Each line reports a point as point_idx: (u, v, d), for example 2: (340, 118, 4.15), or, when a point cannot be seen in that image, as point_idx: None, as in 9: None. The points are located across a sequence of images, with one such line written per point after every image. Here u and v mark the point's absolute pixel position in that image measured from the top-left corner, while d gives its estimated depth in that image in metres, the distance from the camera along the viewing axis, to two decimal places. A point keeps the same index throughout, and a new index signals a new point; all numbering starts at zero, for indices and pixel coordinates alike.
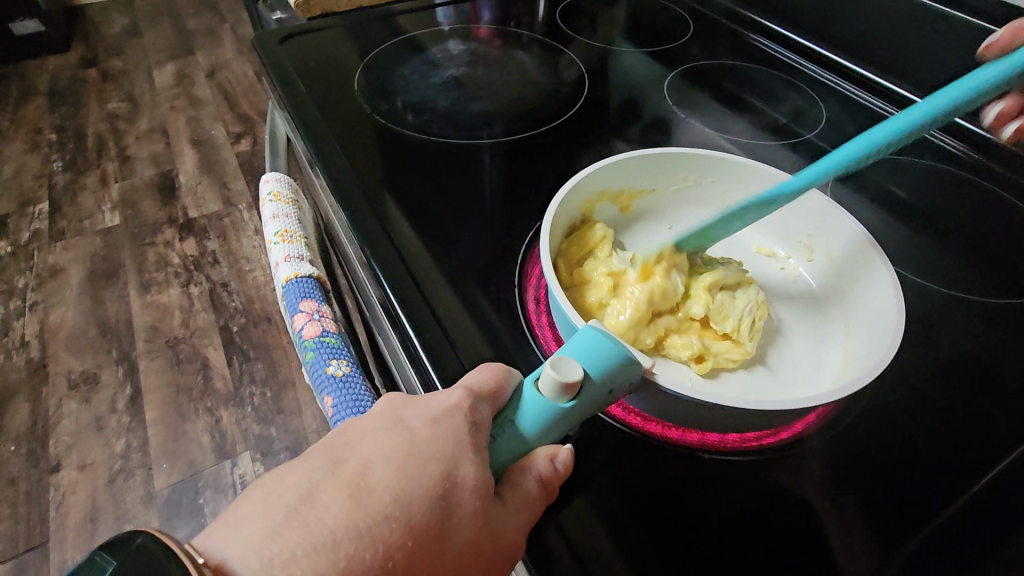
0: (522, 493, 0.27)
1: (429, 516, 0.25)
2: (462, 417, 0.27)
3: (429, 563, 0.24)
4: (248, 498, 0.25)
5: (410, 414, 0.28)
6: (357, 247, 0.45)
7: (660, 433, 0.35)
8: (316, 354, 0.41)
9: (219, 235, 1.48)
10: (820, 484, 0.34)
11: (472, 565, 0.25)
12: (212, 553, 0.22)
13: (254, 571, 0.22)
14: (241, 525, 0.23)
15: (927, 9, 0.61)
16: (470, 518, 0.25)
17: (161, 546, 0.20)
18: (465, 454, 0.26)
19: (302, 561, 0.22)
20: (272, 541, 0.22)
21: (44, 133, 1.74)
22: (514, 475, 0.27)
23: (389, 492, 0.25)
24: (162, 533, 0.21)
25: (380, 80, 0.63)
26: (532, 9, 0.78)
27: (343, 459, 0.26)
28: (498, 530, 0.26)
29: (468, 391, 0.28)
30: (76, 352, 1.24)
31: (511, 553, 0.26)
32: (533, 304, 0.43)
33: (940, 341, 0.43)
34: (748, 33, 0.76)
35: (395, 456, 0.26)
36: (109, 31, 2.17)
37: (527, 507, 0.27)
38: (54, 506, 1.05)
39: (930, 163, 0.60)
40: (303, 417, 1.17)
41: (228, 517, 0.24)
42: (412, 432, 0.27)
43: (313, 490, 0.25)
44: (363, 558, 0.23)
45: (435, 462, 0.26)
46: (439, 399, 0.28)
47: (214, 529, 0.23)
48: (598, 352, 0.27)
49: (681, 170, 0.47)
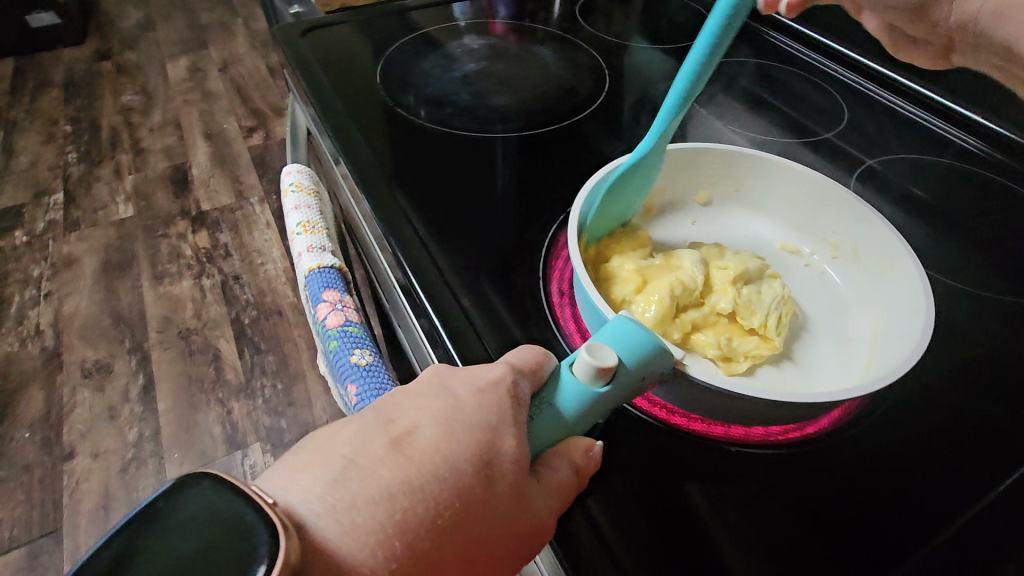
0: (557, 475, 0.27)
1: (477, 480, 0.25)
2: (506, 389, 0.27)
3: (474, 524, 0.25)
4: (303, 451, 0.25)
5: (456, 382, 0.28)
6: (383, 239, 0.46)
7: (688, 426, 0.35)
8: (339, 344, 0.42)
9: (231, 228, 1.49)
10: (848, 479, 0.34)
11: (508, 537, 0.26)
12: (276, 496, 0.23)
13: (318, 514, 0.22)
14: (301, 471, 0.24)
15: None
16: (511, 489, 0.26)
17: (233, 490, 0.20)
18: (507, 425, 0.27)
19: (362, 509, 0.23)
20: (333, 488, 0.23)
21: (59, 125, 1.76)
22: (551, 456, 0.28)
23: (439, 453, 0.25)
24: (220, 472, 0.20)
25: (400, 74, 0.64)
26: (549, 4, 0.78)
27: (393, 419, 0.26)
28: (533, 507, 0.26)
29: (511, 366, 0.28)
30: (89, 342, 1.25)
31: (543, 528, 0.27)
32: (558, 296, 0.44)
33: (963, 339, 0.43)
34: (765, 30, 0.76)
35: (441, 420, 0.26)
36: (123, 24, 2.19)
37: (561, 489, 0.27)
38: (67, 493, 1.06)
39: (952, 163, 0.59)
40: (314, 410, 1.17)
41: (287, 465, 0.24)
42: (459, 399, 0.27)
43: (367, 444, 0.25)
44: (417, 511, 0.23)
45: (482, 430, 0.26)
46: (483, 371, 0.28)
47: (275, 476, 0.24)
48: (632, 338, 0.28)
49: (704, 167, 0.47)
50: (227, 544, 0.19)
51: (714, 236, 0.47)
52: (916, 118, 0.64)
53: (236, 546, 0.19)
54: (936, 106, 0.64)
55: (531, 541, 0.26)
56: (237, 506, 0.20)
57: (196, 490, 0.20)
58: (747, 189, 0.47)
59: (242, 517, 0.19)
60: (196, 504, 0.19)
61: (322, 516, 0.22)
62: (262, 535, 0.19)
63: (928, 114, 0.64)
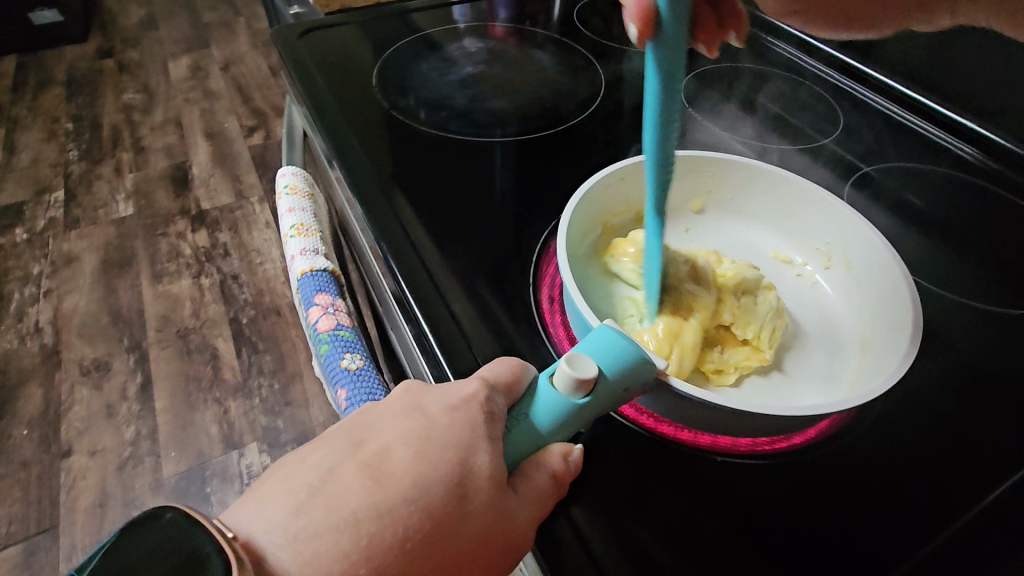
0: (534, 487, 0.27)
1: (448, 501, 0.25)
2: (478, 407, 0.27)
3: (447, 545, 0.25)
4: (270, 478, 0.25)
5: (428, 400, 0.28)
6: (375, 244, 0.46)
7: (673, 436, 0.35)
8: (331, 347, 0.42)
9: (231, 227, 1.49)
10: (833, 489, 0.34)
11: (487, 552, 0.25)
12: (239, 528, 0.23)
13: (279, 546, 0.22)
14: (266, 500, 0.24)
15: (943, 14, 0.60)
16: (487, 505, 0.25)
17: (187, 518, 0.21)
18: (480, 443, 0.26)
19: (325, 538, 0.23)
20: (295, 517, 0.23)
21: (61, 123, 1.76)
22: (528, 467, 0.27)
23: (408, 475, 0.25)
24: (183, 505, 0.21)
25: (397, 77, 0.64)
26: (548, 8, 0.78)
27: (364, 442, 0.26)
28: (508, 520, 0.26)
29: (484, 381, 0.28)
30: (88, 340, 1.26)
31: (522, 542, 0.26)
32: (547, 303, 0.44)
33: (954, 350, 0.43)
34: (763, 35, 0.76)
35: (412, 441, 0.26)
36: (126, 23, 2.19)
37: (538, 502, 0.27)
38: (64, 490, 1.06)
39: (947, 170, 0.59)
40: (310, 410, 1.17)
41: (254, 493, 0.25)
42: (430, 418, 0.27)
43: (334, 469, 0.25)
44: (383, 536, 0.23)
45: (452, 449, 0.26)
46: (456, 388, 0.28)
47: (241, 506, 0.24)
48: (612, 350, 0.28)
49: (696, 176, 0.47)
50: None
51: (707, 245, 0.47)
52: (913, 126, 0.64)
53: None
54: (934, 113, 0.64)
55: (508, 556, 0.26)
56: (196, 538, 0.20)
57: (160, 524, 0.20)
58: (741, 199, 0.47)
59: (200, 550, 0.20)
60: (157, 538, 0.20)
61: (283, 547, 0.22)
62: (214, 565, 0.20)
63: (925, 121, 0.64)
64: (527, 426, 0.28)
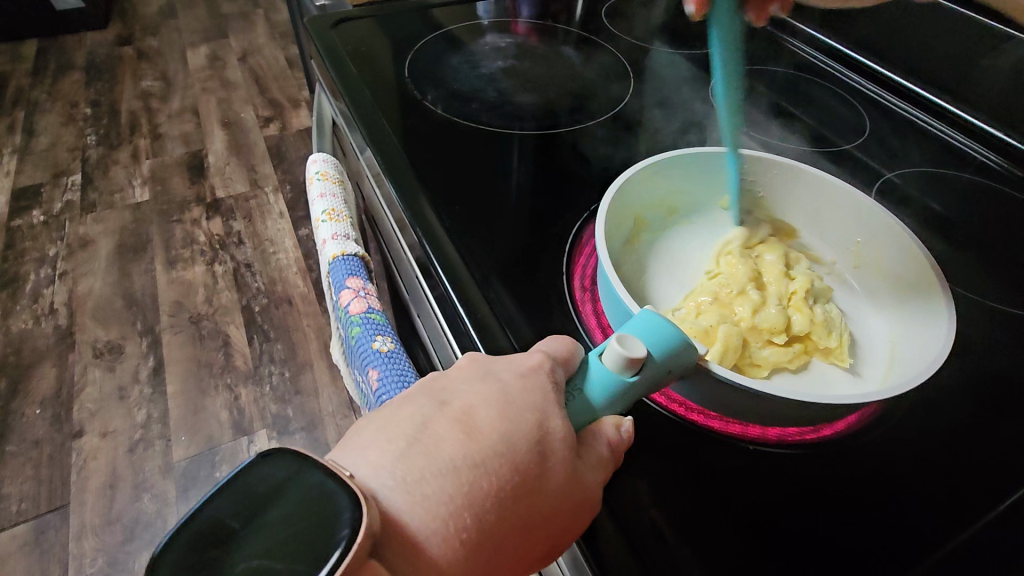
0: (596, 454, 0.28)
1: (531, 457, 0.25)
2: (546, 376, 0.28)
3: (531, 500, 0.25)
4: (365, 428, 0.26)
5: (500, 367, 0.29)
6: (410, 230, 0.47)
7: (706, 424, 0.36)
8: (362, 331, 0.42)
9: (245, 216, 1.50)
10: (861, 479, 0.34)
11: (563, 510, 0.26)
12: (350, 468, 0.24)
13: (390, 487, 0.23)
14: (365, 447, 0.25)
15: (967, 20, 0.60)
16: (563, 466, 0.26)
17: (303, 458, 0.21)
18: (553, 408, 0.27)
19: (429, 483, 0.23)
20: (400, 463, 0.24)
21: (79, 107, 1.78)
22: (587, 434, 0.28)
23: (495, 431, 0.25)
24: (297, 447, 0.21)
25: (427, 68, 0.65)
26: (573, 7, 0.78)
27: (447, 400, 0.27)
28: (583, 482, 0.27)
29: (547, 355, 0.29)
30: (102, 322, 1.27)
31: (593, 503, 0.27)
32: (581, 291, 0.44)
33: (980, 352, 0.43)
34: (788, 39, 0.77)
35: (496, 402, 0.26)
36: (146, 11, 2.21)
37: (602, 467, 0.28)
38: (75, 470, 1.07)
39: (973, 177, 0.60)
40: (320, 399, 1.18)
41: (351, 443, 0.25)
42: (506, 382, 0.27)
43: (428, 422, 0.26)
44: (482, 484, 0.24)
45: (530, 411, 0.26)
46: (521, 358, 0.29)
47: (346, 449, 0.25)
48: (658, 330, 0.28)
49: (731, 174, 0.47)
50: (316, 513, 0.19)
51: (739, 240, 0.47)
52: (936, 132, 0.64)
53: (321, 511, 0.19)
54: (958, 122, 0.64)
55: (580, 516, 0.27)
56: (317, 475, 0.20)
57: (269, 464, 0.21)
58: (773, 196, 0.48)
59: (323, 484, 0.20)
60: (275, 473, 0.20)
61: (394, 489, 0.23)
62: (342, 499, 0.20)
63: (950, 129, 0.64)
64: (581, 401, 0.29)
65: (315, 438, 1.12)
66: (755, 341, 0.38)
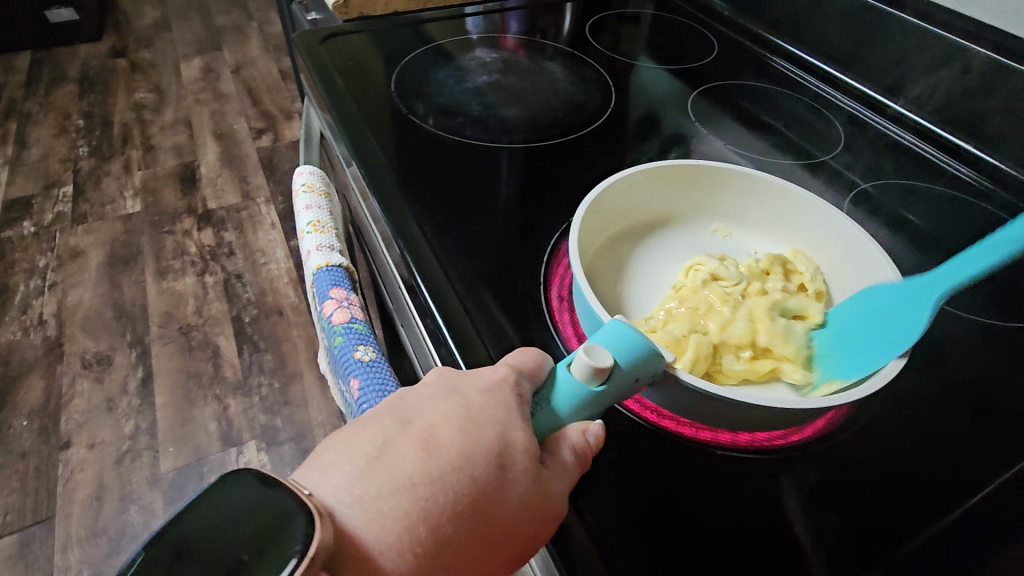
0: (557, 460, 0.29)
1: (490, 471, 0.26)
2: (509, 389, 0.29)
3: (487, 513, 0.26)
4: (328, 447, 0.27)
5: (464, 384, 0.30)
6: (392, 241, 0.48)
7: (675, 430, 0.37)
8: (344, 340, 0.43)
9: (237, 227, 1.50)
10: (826, 482, 0.35)
11: (529, 519, 0.27)
12: (312, 488, 0.24)
13: (347, 504, 0.24)
14: (326, 467, 0.25)
15: (930, 34, 0.62)
16: (524, 476, 0.27)
17: (267, 480, 0.22)
18: (514, 420, 0.28)
19: (387, 499, 0.24)
20: (358, 480, 0.25)
21: (71, 119, 1.78)
22: (549, 442, 0.29)
23: (455, 446, 0.26)
24: (261, 469, 0.22)
25: (414, 83, 0.66)
26: (559, 22, 0.80)
27: (411, 418, 0.28)
28: (545, 493, 0.28)
29: (512, 367, 0.30)
30: (91, 333, 1.27)
31: (557, 512, 0.28)
32: (557, 301, 0.45)
33: (949, 360, 0.44)
34: (767, 54, 0.78)
35: (457, 418, 0.28)
36: (140, 24, 2.23)
37: (565, 475, 0.29)
38: (61, 482, 1.06)
39: (944, 189, 0.61)
40: (309, 410, 1.18)
41: (312, 462, 0.26)
42: (469, 399, 0.28)
43: (389, 442, 0.26)
44: (438, 500, 0.25)
45: (492, 425, 0.28)
46: (485, 373, 0.30)
47: (307, 470, 0.25)
48: (627, 341, 0.29)
49: (703, 186, 0.49)
50: (267, 536, 0.20)
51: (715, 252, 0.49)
52: (908, 145, 0.66)
53: (274, 532, 0.20)
54: (928, 134, 0.66)
55: (544, 527, 0.28)
56: (277, 497, 0.21)
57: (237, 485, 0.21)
58: (745, 208, 0.49)
59: (281, 505, 0.21)
60: (236, 494, 0.21)
61: (352, 506, 0.24)
62: (299, 522, 0.21)
63: (920, 142, 0.66)
64: (547, 411, 0.30)
65: (304, 449, 1.12)
66: (726, 350, 0.39)
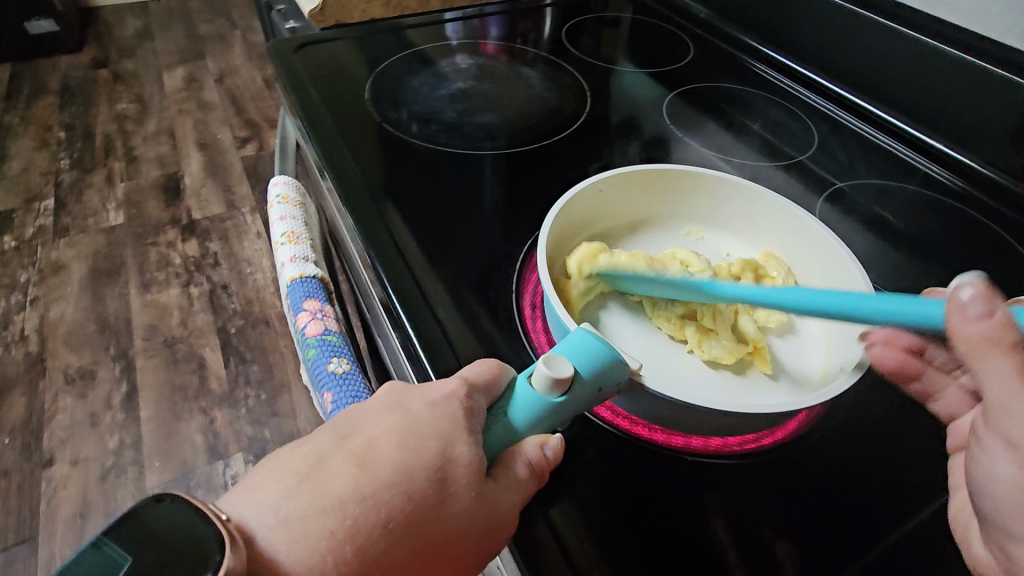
0: (510, 475, 0.28)
1: (427, 486, 0.27)
2: (459, 402, 0.29)
3: (420, 528, 0.26)
4: (263, 468, 0.27)
5: (411, 398, 0.30)
6: (365, 252, 0.47)
7: (645, 436, 0.36)
8: (318, 352, 0.42)
9: (222, 237, 1.49)
10: (799, 486, 0.35)
11: (472, 535, 0.27)
12: (233, 510, 0.25)
13: (270, 526, 0.24)
14: (257, 488, 0.26)
15: (905, 37, 0.63)
16: (466, 491, 0.27)
17: (187, 504, 0.22)
18: (459, 434, 0.28)
19: (313, 519, 0.25)
20: (285, 500, 0.25)
21: (52, 131, 1.76)
22: (503, 458, 0.29)
23: (390, 463, 0.27)
24: (181, 492, 0.23)
25: (390, 91, 0.65)
26: (538, 27, 0.80)
27: (350, 434, 0.28)
28: (494, 507, 0.27)
29: (465, 381, 0.30)
30: (74, 348, 1.25)
31: (507, 527, 0.28)
32: (530, 309, 0.45)
33: None
34: (744, 55, 0.79)
35: (396, 433, 0.28)
36: (123, 34, 2.21)
37: (517, 489, 0.28)
38: (44, 500, 1.04)
39: (918, 188, 0.62)
40: (298, 420, 1.17)
41: (246, 482, 0.26)
42: (413, 413, 0.29)
43: (322, 459, 0.27)
44: (367, 518, 0.25)
45: (433, 439, 0.28)
46: (438, 386, 0.30)
47: (237, 491, 0.26)
48: (587, 350, 0.29)
49: (675, 190, 0.49)
50: (177, 564, 0.20)
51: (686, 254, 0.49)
52: (882, 144, 0.66)
53: (186, 560, 0.21)
54: (902, 133, 0.66)
55: (491, 539, 0.27)
56: (193, 524, 0.22)
57: (173, 506, 0.22)
58: (717, 210, 0.49)
59: (196, 530, 0.21)
60: (152, 521, 0.21)
61: (274, 528, 0.24)
62: (214, 548, 0.21)
63: (895, 140, 0.66)
64: (504, 423, 0.30)
65: None
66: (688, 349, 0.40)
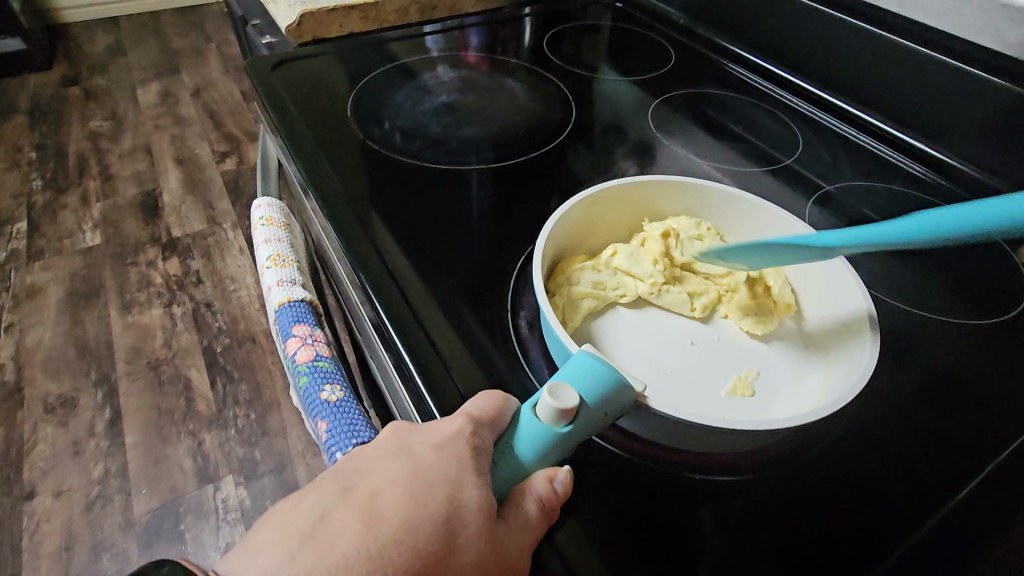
0: (521, 513, 0.28)
1: (437, 536, 0.26)
2: (465, 443, 0.29)
3: None
4: (264, 526, 0.26)
5: (417, 440, 0.29)
6: (353, 273, 0.46)
7: (650, 455, 0.36)
8: (309, 379, 0.41)
9: (203, 254, 1.46)
10: (804, 497, 0.35)
11: None
12: None
13: None
14: (259, 550, 0.25)
15: (881, 40, 0.64)
16: (476, 536, 0.27)
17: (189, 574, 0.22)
18: (467, 478, 0.28)
19: None
20: (288, 563, 0.24)
21: (23, 152, 1.72)
22: (514, 495, 0.29)
23: (397, 516, 0.26)
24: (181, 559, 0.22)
25: (371, 107, 0.65)
26: (519, 36, 0.80)
27: (354, 485, 0.27)
28: (505, 549, 0.27)
29: (470, 418, 0.30)
30: (53, 375, 1.21)
31: (519, 568, 0.27)
32: (525, 328, 0.44)
33: (921, 362, 0.44)
34: (724, 61, 0.79)
35: (402, 481, 0.27)
36: (93, 50, 2.16)
37: (529, 528, 0.28)
38: (26, 535, 1.01)
39: (902, 188, 0.62)
40: (288, 439, 1.15)
41: (245, 546, 0.25)
42: (420, 458, 0.28)
43: (327, 514, 0.26)
44: None
45: (441, 486, 0.27)
46: (442, 426, 0.30)
47: (236, 555, 0.25)
48: (593, 377, 0.29)
49: (666, 201, 0.49)
50: None
51: None
52: (865, 146, 0.67)
53: None
54: (885, 135, 0.67)
55: None
56: None
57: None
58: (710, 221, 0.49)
59: None
60: None
61: None
62: None
63: (878, 142, 0.67)
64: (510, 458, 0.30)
65: (284, 480, 1.09)
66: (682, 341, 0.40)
